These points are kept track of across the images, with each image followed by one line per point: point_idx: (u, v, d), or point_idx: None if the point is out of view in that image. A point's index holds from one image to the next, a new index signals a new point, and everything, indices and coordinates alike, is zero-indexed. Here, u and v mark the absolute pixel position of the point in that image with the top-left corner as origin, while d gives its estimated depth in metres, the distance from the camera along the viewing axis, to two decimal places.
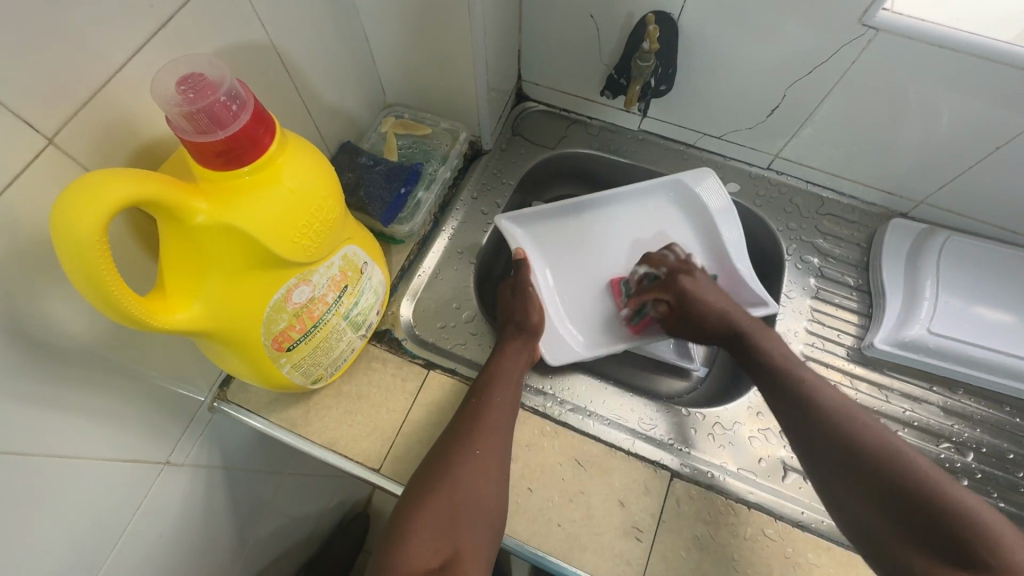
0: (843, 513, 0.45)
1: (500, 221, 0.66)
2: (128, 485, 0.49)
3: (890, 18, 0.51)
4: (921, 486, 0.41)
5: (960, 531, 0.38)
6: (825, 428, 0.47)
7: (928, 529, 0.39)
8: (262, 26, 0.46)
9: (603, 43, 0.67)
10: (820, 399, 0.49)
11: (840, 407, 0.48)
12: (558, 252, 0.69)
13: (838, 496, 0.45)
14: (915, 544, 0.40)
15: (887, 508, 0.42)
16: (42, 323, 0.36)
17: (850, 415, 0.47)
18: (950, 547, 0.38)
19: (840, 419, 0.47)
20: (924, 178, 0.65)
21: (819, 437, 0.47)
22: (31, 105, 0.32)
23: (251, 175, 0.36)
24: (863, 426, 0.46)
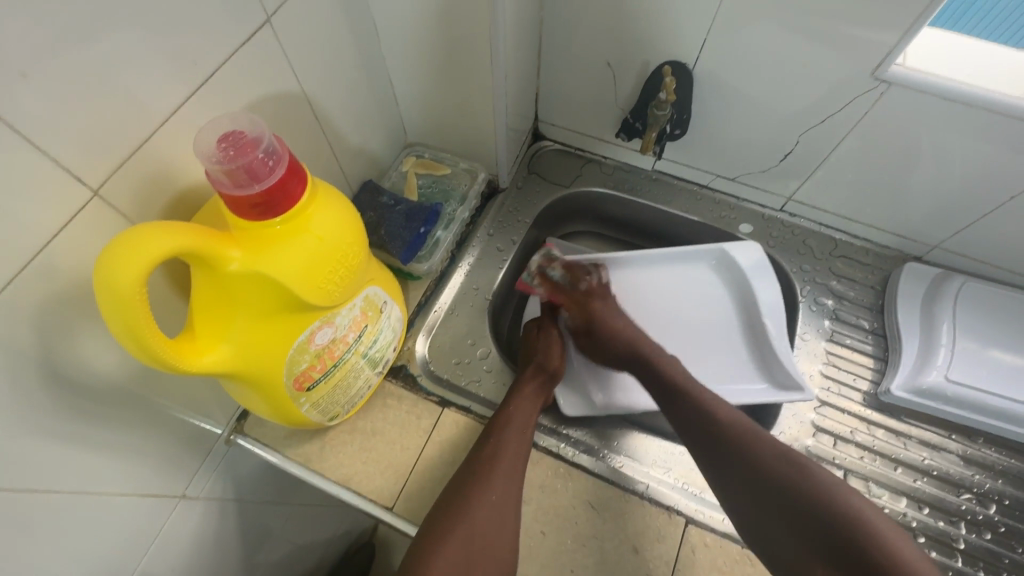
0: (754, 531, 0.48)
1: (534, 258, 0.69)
2: (145, 518, 0.49)
3: (902, 72, 0.53)
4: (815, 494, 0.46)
5: (850, 533, 0.43)
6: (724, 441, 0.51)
7: (826, 537, 0.44)
8: (295, 77, 0.48)
9: (619, 89, 0.69)
10: (723, 418, 0.53)
11: (740, 426, 0.52)
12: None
13: (743, 511, 0.49)
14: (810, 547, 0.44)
15: (785, 517, 0.46)
16: (75, 362, 0.38)
17: (751, 435, 0.51)
18: (843, 549, 0.43)
19: (738, 434, 0.51)
20: (937, 224, 0.65)
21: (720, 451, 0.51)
22: (81, 160, 0.34)
23: (282, 225, 0.37)
24: (754, 440, 0.51)
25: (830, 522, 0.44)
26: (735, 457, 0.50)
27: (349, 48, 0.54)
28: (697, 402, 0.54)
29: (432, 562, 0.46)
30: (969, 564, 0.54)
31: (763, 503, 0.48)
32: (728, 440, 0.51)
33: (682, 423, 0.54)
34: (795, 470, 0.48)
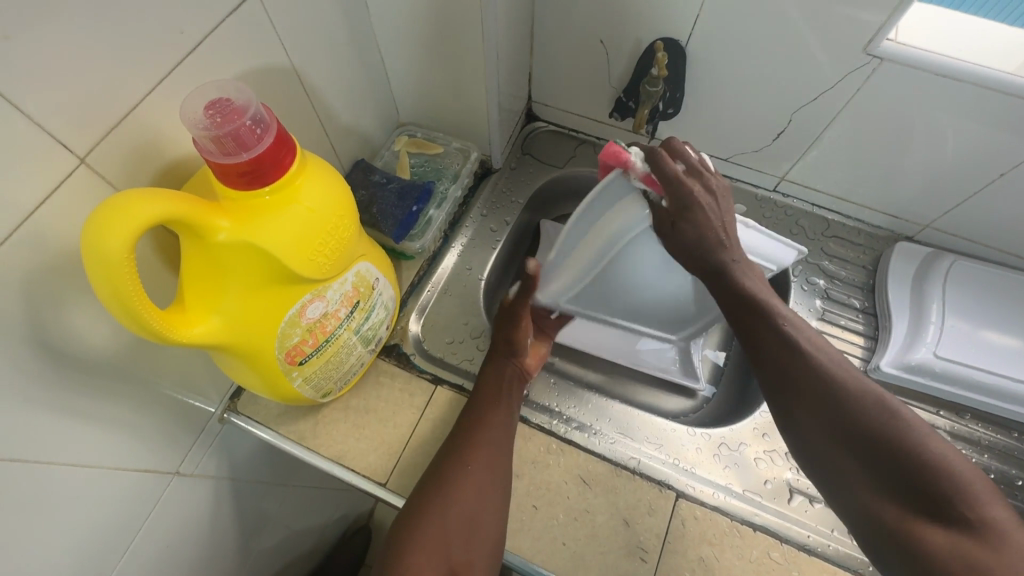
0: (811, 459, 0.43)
1: None
2: (138, 494, 0.49)
3: (894, 47, 0.53)
4: (906, 445, 0.38)
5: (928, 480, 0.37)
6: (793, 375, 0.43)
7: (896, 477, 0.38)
8: (283, 50, 0.48)
9: (612, 68, 0.68)
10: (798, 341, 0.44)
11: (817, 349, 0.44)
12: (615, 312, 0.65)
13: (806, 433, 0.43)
14: (882, 493, 0.39)
15: (850, 460, 0.40)
16: (65, 334, 0.38)
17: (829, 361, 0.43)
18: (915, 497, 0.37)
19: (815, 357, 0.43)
20: (927, 204, 0.66)
21: (780, 382, 0.44)
22: (66, 128, 0.33)
23: (271, 196, 0.37)
24: (811, 366, 0.43)
25: (907, 469, 0.38)
26: (801, 395, 0.43)
27: (339, 24, 0.54)
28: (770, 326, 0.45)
29: (418, 537, 0.46)
30: None
31: (830, 445, 0.41)
32: (798, 377, 0.43)
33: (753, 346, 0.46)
34: (874, 409, 0.40)
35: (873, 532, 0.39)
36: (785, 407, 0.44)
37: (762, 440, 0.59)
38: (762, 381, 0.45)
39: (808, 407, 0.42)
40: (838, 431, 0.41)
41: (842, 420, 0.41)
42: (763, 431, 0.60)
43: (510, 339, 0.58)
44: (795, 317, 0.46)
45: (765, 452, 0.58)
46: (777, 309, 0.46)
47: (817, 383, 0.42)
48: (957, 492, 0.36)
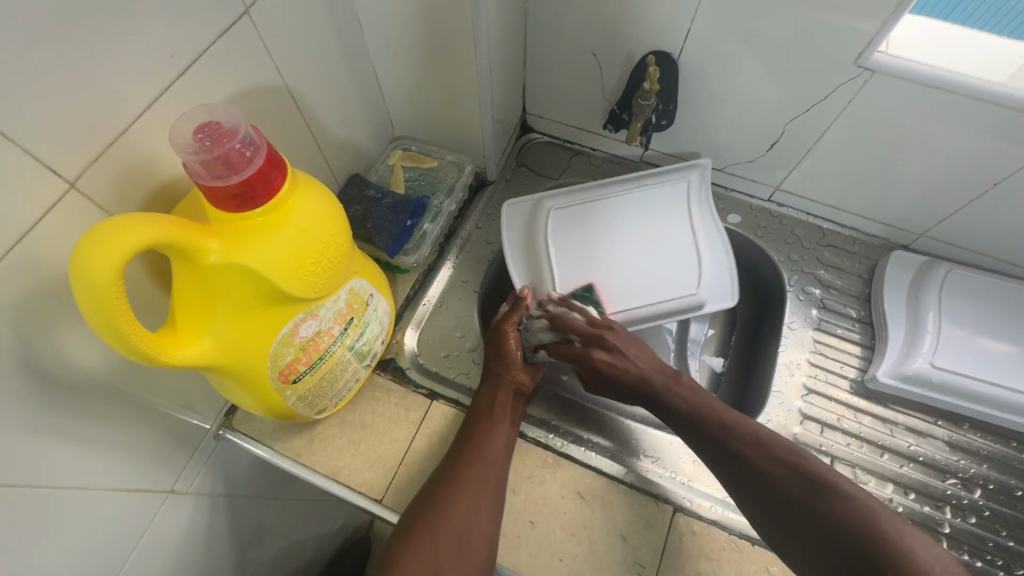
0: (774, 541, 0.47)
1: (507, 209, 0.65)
2: (133, 514, 0.49)
3: (884, 59, 0.53)
4: (848, 517, 0.43)
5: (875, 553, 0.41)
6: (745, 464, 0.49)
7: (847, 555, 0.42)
8: (275, 68, 0.48)
9: (606, 80, 0.69)
10: (739, 435, 0.50)
11: (758, 442, 0.49)
12: (569, 234, 0.63)
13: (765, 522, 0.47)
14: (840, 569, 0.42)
15: (802, 539, 0.45)
16: (55, 357, 0.37)
17: (766, 449, 0.49)
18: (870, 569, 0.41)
19: (757, 451, 0.49)
20: (923, 212, 0.66)
21: (729, 470, 0.49)
22: (55, 153, 0.33)
23: (262, 217, 0.37)
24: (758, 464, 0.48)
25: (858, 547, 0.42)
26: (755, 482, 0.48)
27: (332, 41, 0.54)
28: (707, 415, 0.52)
29: (415, 551, 0.46)
30: (955, 548, 0.54)
31: (785, 526, 0.46)
32: (746, 462, 0.49)
33: (697, 443, 0.52)
34: (817, 489, 0.46)
35: None
36: (741, 493, 0.49)
37: None
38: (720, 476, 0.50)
39: (759, 492, 0.47)
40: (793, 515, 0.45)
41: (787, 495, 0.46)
42: None
43: (506, 355, 0.58)
44: (726, 419, 0.51)
45: None
46: (707, 408, 0.53)
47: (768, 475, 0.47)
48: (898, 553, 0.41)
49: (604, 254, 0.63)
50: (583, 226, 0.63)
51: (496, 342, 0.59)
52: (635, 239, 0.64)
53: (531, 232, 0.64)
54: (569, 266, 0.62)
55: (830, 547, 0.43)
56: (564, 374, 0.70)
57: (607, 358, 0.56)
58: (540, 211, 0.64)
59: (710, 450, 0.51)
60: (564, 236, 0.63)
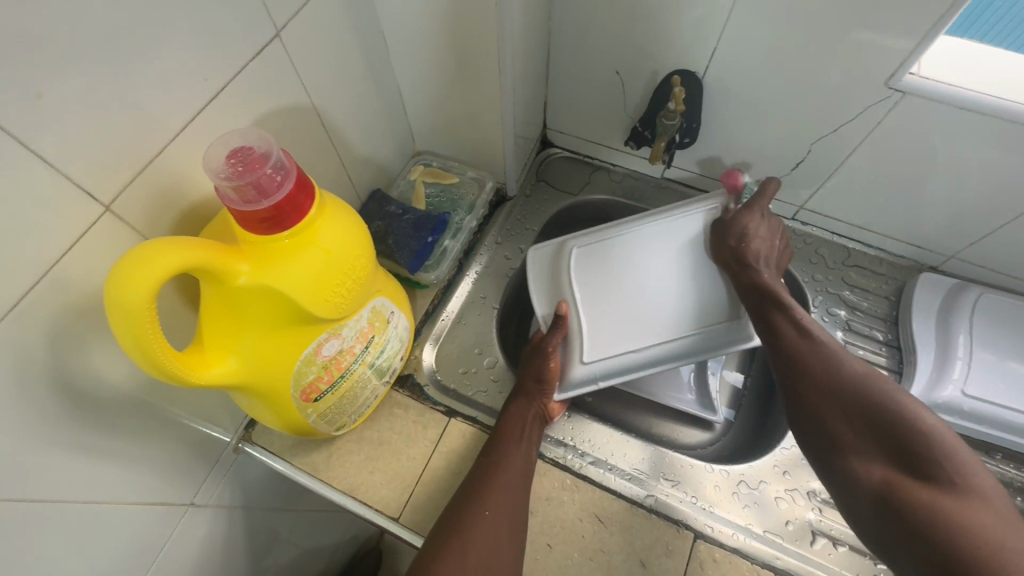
0: (807, 428, 0.45)
1: (529, 253, 0.66)
2: (154, 527, 0.49)
3: (917, 81, 0.52)
4: (897, 412, 0.41)
5: (918, 447, 0.39)
6: (805, 358, 0.47)
7: (887, 442, 0.40)
8: (303, 88, 0.49)
9: (628, 97, 0.68)
10: (809, 330, 0.49)
11: (829, 340, 0.48)
12: (591, 274, 0.60)
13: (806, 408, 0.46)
14: (874, 456, 0.40)
15: (845, 425, 0.43)
16: (86, 375, 0.38)
17: (834, 346, 0.47)
18: (907, 462, 0.39)
19: (819, 346, 0.47)
20: (954, 234, 0.64)
21: (786, 356, 0.48)
22: (92, 176, 0.34)
23: (290, 239, 0.37)
24: (817, 351, 0.47)
25: (902, 438, 0.40)
26: (808, 376, 0.46)
27: (359, 60, 0.55)
28: (778, 312, 0.51)
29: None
30: None
31: (827, 412, 0.44)
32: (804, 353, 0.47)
33: (763, 328, 0.52)
34: (874, 383, 0.43)
35: (864, 496, 0.40)
36: (790, 380, 0.47)
37: (783, 479, 0.57)
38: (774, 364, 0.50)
39: (811, 379, 0.46)
40: (840, 410, 0.43)
41: (839, 385, 0.44)
42: (783, 469, 0.58)
43: (541, 376, 0.58)
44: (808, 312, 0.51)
45: (786, 491, 0.56)
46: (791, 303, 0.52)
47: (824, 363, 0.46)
48: (943, 454, 0.38)
49: (628, 284, 0.59)
50: (610, 262, 0.60)
51: (540, 362, 0.58)
52: (659, 267, 0.59)
53: (556, 266, 0.62)
54: (594, 305, 0.59)
55: (872, 436, 0.41)
56: (587, 396, 0.70)
57: (753, 225, 0.58)
58: (563, 252, 0.62)
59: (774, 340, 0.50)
60: (583, 270, 0.60)
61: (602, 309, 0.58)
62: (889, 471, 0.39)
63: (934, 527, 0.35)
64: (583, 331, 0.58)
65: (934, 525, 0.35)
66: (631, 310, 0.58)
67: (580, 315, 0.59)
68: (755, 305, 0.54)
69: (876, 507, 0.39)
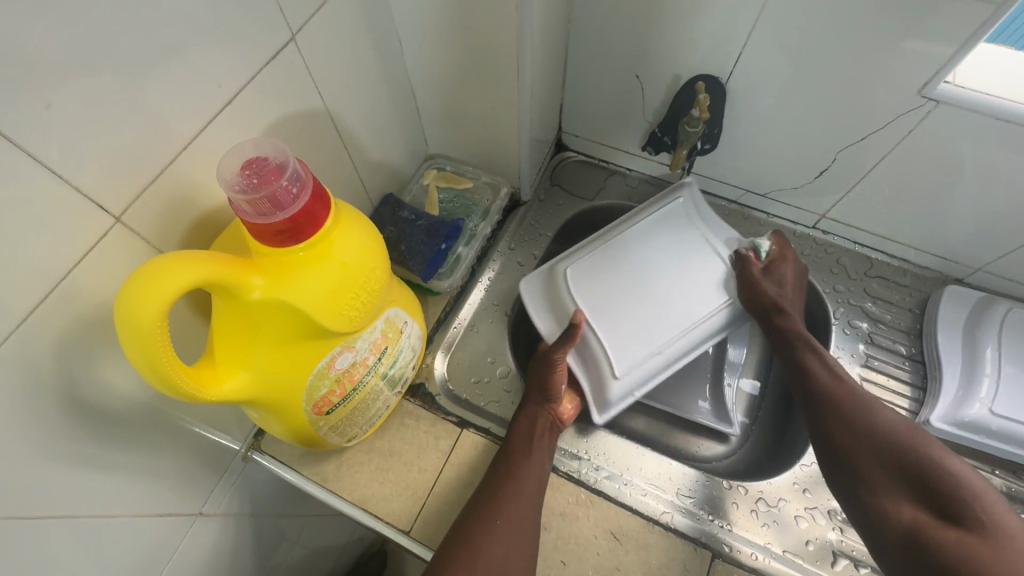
0: (836, 474, 0.48)
1: (522, 284, 0.64)
2: (163, 538, 0.49)
3: (952, 90, 0.50)
4: (925, 459, 0.44)
5: (948, 492, 0.41)
6: (834, 404, 0.51)
7: (917, 486, 0.43)
8: (318, 92, 0.47)
9: (647, 101, 0.67)
10: (837, 381, 0.52)
11: (857, 390, 0.51)
12: (598, 293, 0.60)
13: (837, 458, 0.49)
14: (903, 500, 0.43)
15: (876, 471, 0.46)
16: (95, 388, 0.37)
17: (862, 397, 0.51)
18: (935, 507, 0.41)
19: (849, 396, 0.51)
20: (983, 247, 0.62)
21: (817, 408, 0.52)
22: (102, 187, 0.33)
23: (305, 252, 0.36)
24: (849, 402, 0.50)
25: (931, 483, 0.43)
26: (836, 421, 0.50)
27: (373, 63, 0.53)
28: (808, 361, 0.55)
29: None
30: None
31: (860, 458, 0.47)
32: (833, 401, 0.51)
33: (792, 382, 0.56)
34: (902, 434, 0.47)
35: (891, 538, 0.42)
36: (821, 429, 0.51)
37: (803, 497, 0.56)
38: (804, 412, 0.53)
39: (842, 429, 0.49)
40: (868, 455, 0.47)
41: (870, 432, 0.48)
42: (804, 487, 0.56)
43: (545, 386, 0.56)
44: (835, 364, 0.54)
45: (806, 510, 0.55)
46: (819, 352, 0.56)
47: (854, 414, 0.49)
48: (969, 498, 0.40)
49: (636, 297, 0.60)
50: (614, 277, 0.61)
51: (544, 373, 0.57)
52: (662, 278, 0.60)
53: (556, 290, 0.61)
54: (607, 320, 0.59)
55: (900, 479, 0.44)
56: None
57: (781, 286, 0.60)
58: (556, 275, 0.62)
59: (803, 390, 0.54)
60: (589, 291, 0.60)
61: (618, 325, 0.59)
62: (916, 514, 0.42)
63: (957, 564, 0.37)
64: (605, 346, 0.58)
65: (958, 559, 0.37)
66: (648, 319, 0.59)
67: (598, 331, 0.58)
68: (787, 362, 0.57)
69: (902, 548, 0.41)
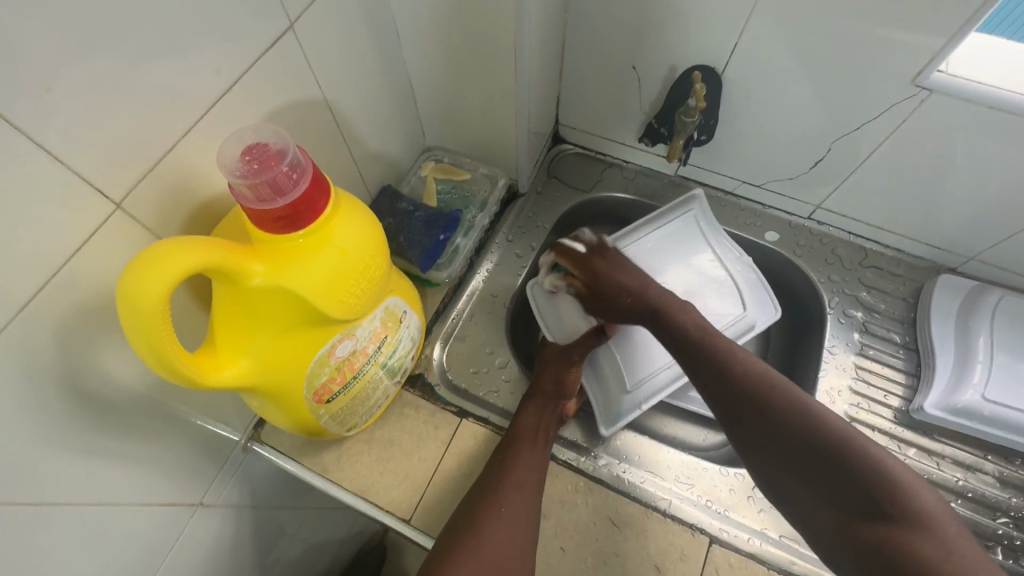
0: (763, 475, 0.45)
1: (529, 284, 0.68)
2: (163, 528, 0.49)
3: (945, 79, 0.51)
4: (834, 443, 0.42)
5: (868, 483, 0.39)
6: (743, 396, 0.47)
7: (835, 482, 0.41)
8: (316, 82, 0.47)
9: (644, 93, 0.67)
10: (735, 363, 0.49)
11: (761, 374, 0.48)
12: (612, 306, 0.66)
13: (759, 459, 0.45)
14: (828, 500, 0.41)
15: (795, 469, 0.43)
16: (95, 375, 0.37)
17: (762, 379, 0.47)
18: (860, 502, 0.39)
19: (759, 382, 0.47)
20: (976, 236, 0.63)
21: (728, 402, 0.48)
22: (102, 173, 0.33)
23: (305, 238, 0.36)
24: (757, 391, 0.47)
25: (851, 474, 0.40)
26: (750, 418, 0.46)
27: (371, 54, 0.53)
28: (709, 348, 0.52)
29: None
30: None
31: (778, 458, 0.44)
32: (743, 392, 0.47)
33: (694, 370, 0.52)
34: (810, 416, 0.44)
35: (826, 539, 0.40)
36: (735, 425, 0.47)
37: None
38: (712, 405, 0.49)
39: (754, 424, 0.46)
40: (783, 455, 0.44)
41: (783, 423, 0.44)
42: None
43: (561, 379, 0.57)
44: (732, 346, 0.51)
45: None
46: (716, 335, 0.53)
47: (761, 405, 0.46)
48: (891, 483, 0.39)
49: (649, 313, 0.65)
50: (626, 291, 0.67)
51: (562, 369, 0.58)
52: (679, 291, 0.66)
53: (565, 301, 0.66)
54: (622, 334, 0.64)
55: (816, 476, 0.42)
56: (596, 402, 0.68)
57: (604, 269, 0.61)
58: (567, 281, 0.67)
59: (710, 381, 0.50)
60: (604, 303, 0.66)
61: (629, 340, 0.64)
62: (843, 513, 0.40)
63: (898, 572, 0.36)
64: (618, 359, 0.63)
65: (896, 561, 0.36)
66: (651, 337, 0.64)
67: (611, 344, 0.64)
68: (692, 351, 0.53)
69: (839, 551, 0.39)
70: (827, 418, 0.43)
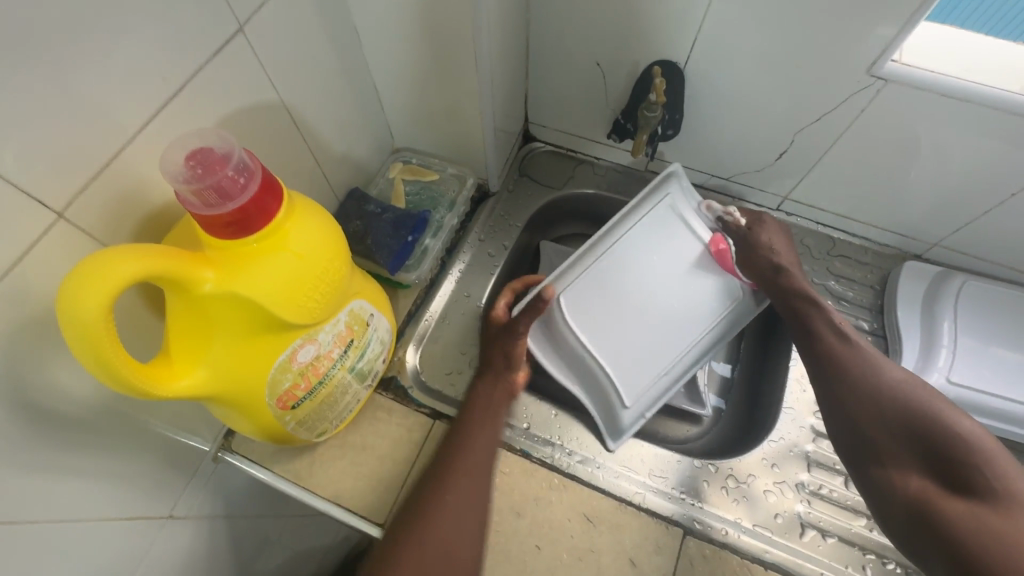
0: (851, 451, 0.50)
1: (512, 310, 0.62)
2: (130, 542, 0.48)
3: (899, 68, 0.51)
4: (936, 430, 0.45)
5: (964, 465, 0.42)
6: (839, 377, 0.52)
7: (939, 460, 0.44)
8: (271, 85, 0.47)
9: (610, 89, 0.67)
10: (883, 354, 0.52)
11: (864, 361, 0.52)
12: (603, 318, 0.59)
13: (847, 436, 0.50)
14: (921, 472, 0.44)
15: (898, 446, 0.46)
16: (44, 390, 0.36)
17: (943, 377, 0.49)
18: (955, 480, 0.42)
19: (858, 368, 0.52)
20: (937, 222, 0.64)
21: (828, 383, 0.53)
22: (42, 183, 0.32)
23: (257, 243, 0.36)
24: (861, 376, 0.51)
25: (953, 457, 0.43)
26: (849, 399, 0.51)
27: (330, 56, 0.53)
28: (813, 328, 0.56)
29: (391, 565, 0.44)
30: None
31: (877, 432, 0.48)
32: (851, 378, 0.51)
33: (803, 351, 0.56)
34: (912, 404, 0.47)
35: (899, 512, 0.44)
36: (834, 404, 0.52)
37: (772, 472, 0.57)
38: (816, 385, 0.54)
39: (855, 402, 0.50)
40: (896, 438, 0.47)
41: (888, 405, 0.48)
42: (772, 462, 0.57)
43: (510, 352, 0.57)
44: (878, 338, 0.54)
45: (775, 484, 0.56)
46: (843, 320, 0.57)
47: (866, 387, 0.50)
48: (981, 469, 0.42)
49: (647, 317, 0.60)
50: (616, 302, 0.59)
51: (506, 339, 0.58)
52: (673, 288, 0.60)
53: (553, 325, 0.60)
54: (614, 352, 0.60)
55: (927, 452, 0.45)
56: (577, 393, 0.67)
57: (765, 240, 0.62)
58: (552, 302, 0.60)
59: (814, 362, 0.55)
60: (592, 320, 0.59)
61: (625, 353, 0.60)
62: (933, 485, 0.43)
63: (965, 541, 0.38)
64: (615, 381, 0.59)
65: (965, 532, 0.38)
66: (650, 345, 0.60)
67: (605, 366, 0.59)
68: (797, 328, 0.57)
69: (910, 522, 0.43)
70: (925, 406, 0.47)
